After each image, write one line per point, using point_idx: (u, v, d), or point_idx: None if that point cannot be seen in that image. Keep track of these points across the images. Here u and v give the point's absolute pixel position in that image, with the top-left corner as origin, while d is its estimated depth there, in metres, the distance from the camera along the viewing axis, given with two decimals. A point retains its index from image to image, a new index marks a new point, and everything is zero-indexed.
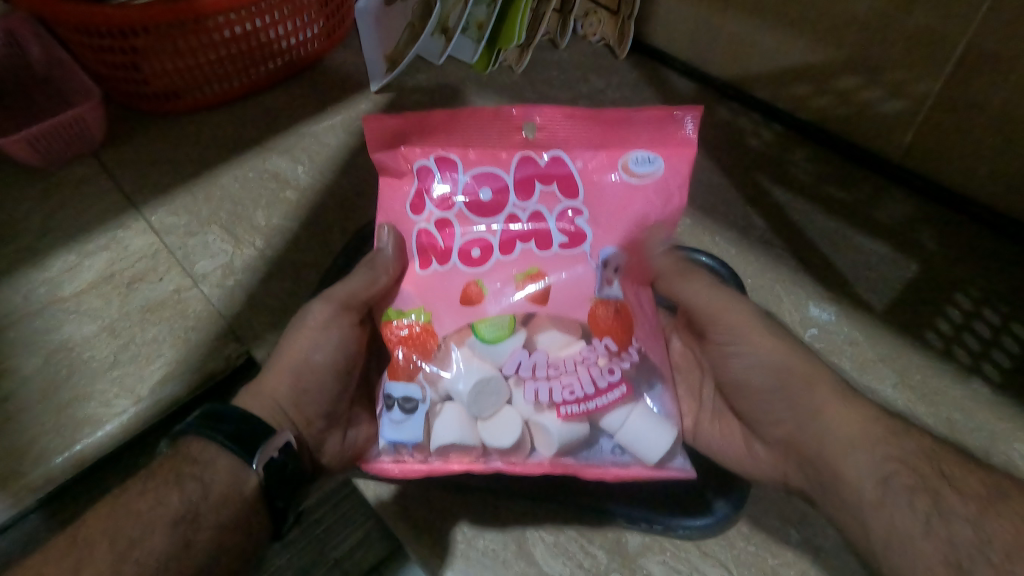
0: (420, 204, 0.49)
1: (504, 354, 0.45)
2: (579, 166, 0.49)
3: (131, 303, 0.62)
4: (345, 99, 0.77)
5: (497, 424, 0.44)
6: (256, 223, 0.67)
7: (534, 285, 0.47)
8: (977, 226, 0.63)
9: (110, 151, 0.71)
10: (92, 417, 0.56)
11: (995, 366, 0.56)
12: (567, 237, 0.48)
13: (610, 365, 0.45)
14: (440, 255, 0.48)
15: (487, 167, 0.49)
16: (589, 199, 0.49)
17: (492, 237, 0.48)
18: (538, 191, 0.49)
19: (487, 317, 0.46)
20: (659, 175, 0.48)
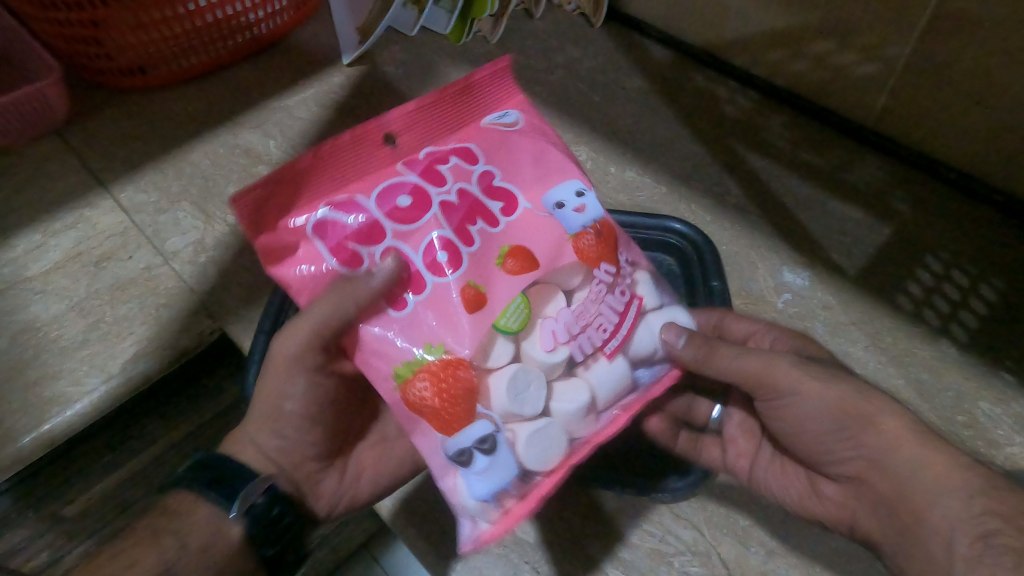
0: (337, 248, 0.42)
1: (532, 334, 0.42)
2: (493, 148, 0.46)
3: (99, 282, 0.61)
4: (317, 72, 0.76)
5: (530, 449, 0.40)
6: (227, 199, 0.66)
7: (512, 259, 0.42)
8: (952, 191, 0.63)
9: (74, 128, 0.70)
10: (61, 396, 0.56)
11: (963, 328, 0.56)
12: (501, 202, 0.44)
13: (619, 286, 0.44)
14: (484, 215, 0.44)
15: (435, 163, 0.45)
16: (492, 157, 0.46)
17: (438, 239, 0.42)
18: (445, 172, 0.44)
19: (500, 312, 0.41)
20: (447, 126, 0.47)
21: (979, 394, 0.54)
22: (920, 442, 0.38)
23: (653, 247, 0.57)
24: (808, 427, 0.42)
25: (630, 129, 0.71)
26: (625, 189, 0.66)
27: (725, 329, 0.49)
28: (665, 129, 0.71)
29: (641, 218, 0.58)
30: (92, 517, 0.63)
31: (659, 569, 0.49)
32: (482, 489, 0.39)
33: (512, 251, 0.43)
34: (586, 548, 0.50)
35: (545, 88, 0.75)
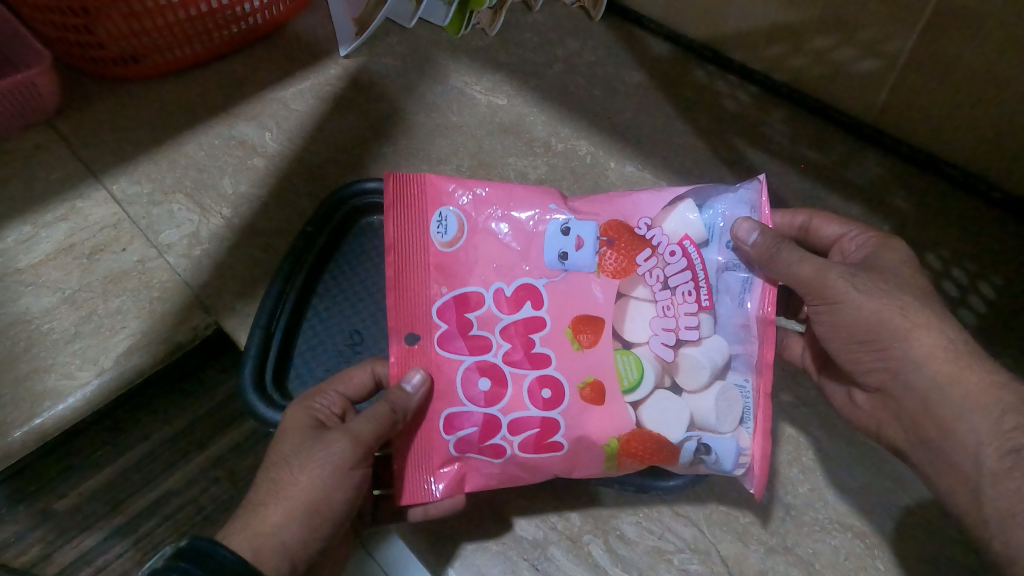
0: (460, 425, 0.46)
1: (643, 352, 0.44)
2: (479, 256, 0.47)
3: (92, 274, 0.60)
4: (313, 64, 0.75)
5: (661, 422, 0.44)
6: (222, 191, 0.65)
7: (587, 385, 0.44)
8: (951, 187, 0.62)
9: (65, 118, 0.69)
10: (53, 390, 0.55)
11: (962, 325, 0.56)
12: (531, 315, 0.46)
13: (668, 253, 0.44)
14: (534, 327, 0.46)
15: (467, 289, 0.47)
16: (502, 272, 0.46)
17: (526, 379, 0.45)
18: (477, 316, 0.46)
19: (618, 373, 0.44)
20: (452, 278, 0.47)
21: None
22: (950, 355, 0.40)
23: None
24: (848, 329, 0.42)
25: (629, 124, 0.71)
26: (626, 184, 0.67)
27: (813, 230, 0.50)
28: (665, 124, 0.70)
29: None
30: None
31: (659, 567, 0.49)
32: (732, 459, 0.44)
33: (589, 380, 0.44)
34: (585, 545, 0.50)
35: (544, 81, 0.74)
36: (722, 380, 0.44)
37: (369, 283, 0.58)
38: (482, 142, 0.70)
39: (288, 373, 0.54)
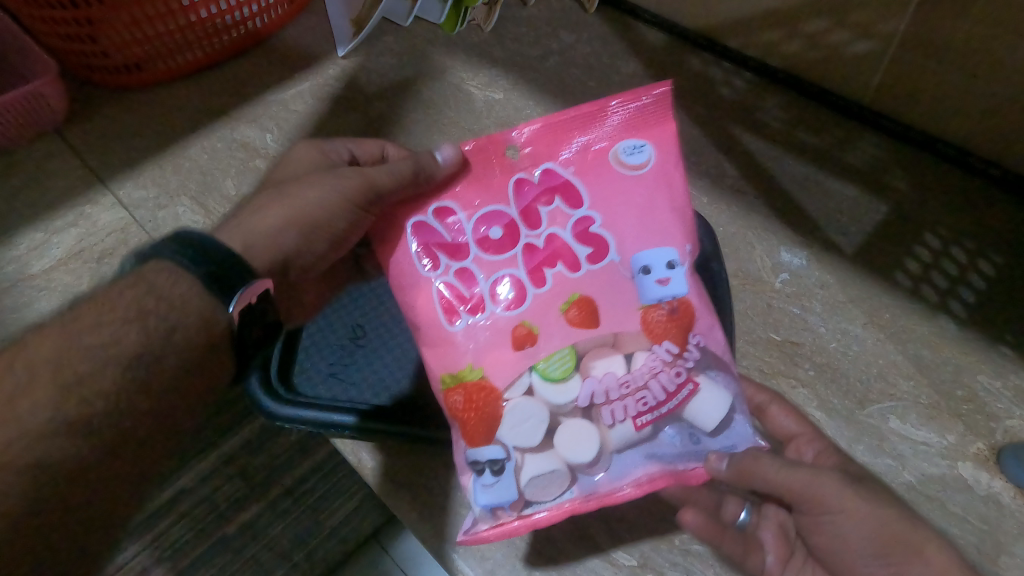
0: (433, 260, 0.46)
1: (575, 389, 0.43)
2: (607, 188, 0.46)
3: (101, 278, 0.62)
4: (312, 65, 0.76)
5: (519, 437, 0.43)
6: (226, 192, 0.66)
7: (576, 309, 0.44)
8: (950, 166, 0.62)
9: (73, 127, 0.70)
10: None
11: (961, 302, 0.55)
12: (590, 250, 0.45)
13: (675, 368, 0.43)
14: (563, 261, 0.45)
15: (551, 205, 0.46)
16: (598, 208, 0.46)
17: (521, 273, 0.45)
18: (546, 213, 0.46)
19: (550, 356, 0.44)
20: (575, 191, 0.46)
21: (977, 367, 0.52)
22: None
23: None
24: (853, 550, 0.40)
25: None
26: None
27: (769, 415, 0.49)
28: None
29: None
30: None
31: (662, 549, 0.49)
32: (484, 499, 0.42)
33: (580, 301, 0.44)
34: (589, 529, 0.50)
35: (540, 75, 0.75)
36: (568, 475, 0.42)
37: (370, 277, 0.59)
38: (479, 136, 0.71)
39: (294, 367, 0.54)
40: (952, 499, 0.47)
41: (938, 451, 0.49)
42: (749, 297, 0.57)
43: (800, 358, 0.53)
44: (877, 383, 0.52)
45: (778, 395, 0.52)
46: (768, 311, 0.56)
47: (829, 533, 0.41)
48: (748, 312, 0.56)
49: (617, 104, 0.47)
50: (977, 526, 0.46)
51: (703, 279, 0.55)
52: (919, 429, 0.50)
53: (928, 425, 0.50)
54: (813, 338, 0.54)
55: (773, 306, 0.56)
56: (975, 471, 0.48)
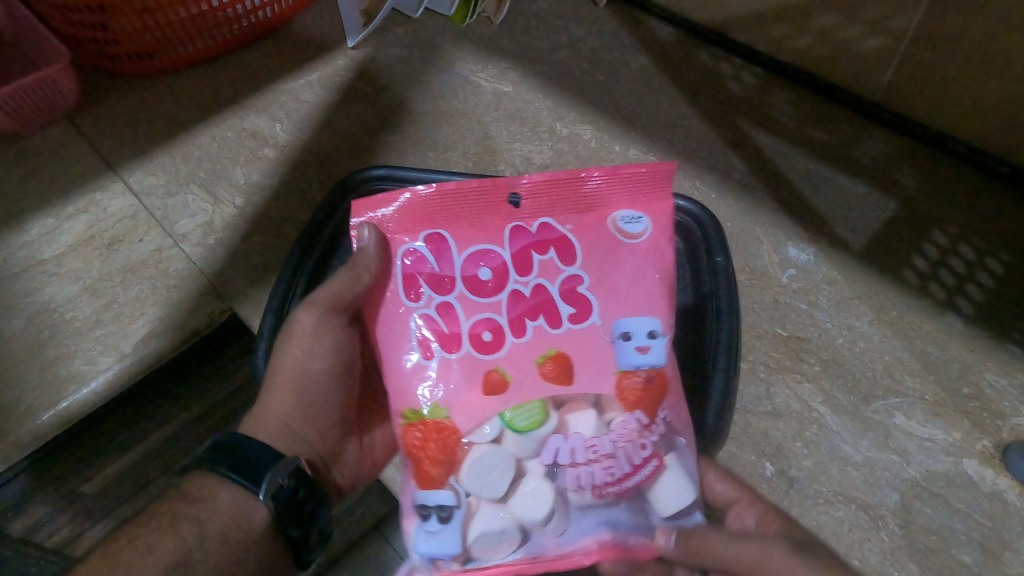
0: (415, 291, 0.47)
1: (539, 441, 0.44)
2: (593, 249, 0.48)
3: (111, 264, 0.62)
4: (322, 56, 0.76)
5: (478, 483, 0.43)
6: (235, 181, 0.67)
7: (552, 367, 0.45)
8: (959, 164, 0.62)
9: (85, 114, 0.71)
10: (76, 374, 0.58)
11: (969, 301, 0.55)
12: (574, 309, 0.47)
13: (640, 439, 0.43)
14: (547, 316, 0.47)
15: (538, 255, 0.48)
16: (586, 267, 0.47)
17: (502, 318, 0.47)
18: (537, 262, 0.48)
19: (518, 407, 0.44)
20: (570, 247, 0.48)
21: (983, 364, 0.52)
22: None
23: None
24: None
25: (633, 108, 0.71)
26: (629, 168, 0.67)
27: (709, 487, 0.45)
28: (670, 107, 0.71)
29: None
30: None
31: None
32: (425, 547, 0.42)
33: (556, 357, 0.45)
34: None
35: (549, 68, 0.75)
36: (518, 530, 0.42)
37: None
38: (487, 128, 0.71)
39: None
40: (956, 495, 0.47)
41: (943, 448, 0.49)
42: (756, 292, 0.57)
43: (806, 353, 0.53)
44: (882, 380, 0.52)
45: (782, 390, 0.51)
46: (774, 306, 0.56)
47: None
48: (755, 307, 0.56)
49: (625, 171, 0.48)
50: (981, 523, 0.46)
51: (709, 273, 0.54)
52: (924, 426, 0.49)
53: (933, 422, 0.50)
54: (819, 334, 0.54)
55: (780, 301, 0.56)
56: (980, 468, 0.48)
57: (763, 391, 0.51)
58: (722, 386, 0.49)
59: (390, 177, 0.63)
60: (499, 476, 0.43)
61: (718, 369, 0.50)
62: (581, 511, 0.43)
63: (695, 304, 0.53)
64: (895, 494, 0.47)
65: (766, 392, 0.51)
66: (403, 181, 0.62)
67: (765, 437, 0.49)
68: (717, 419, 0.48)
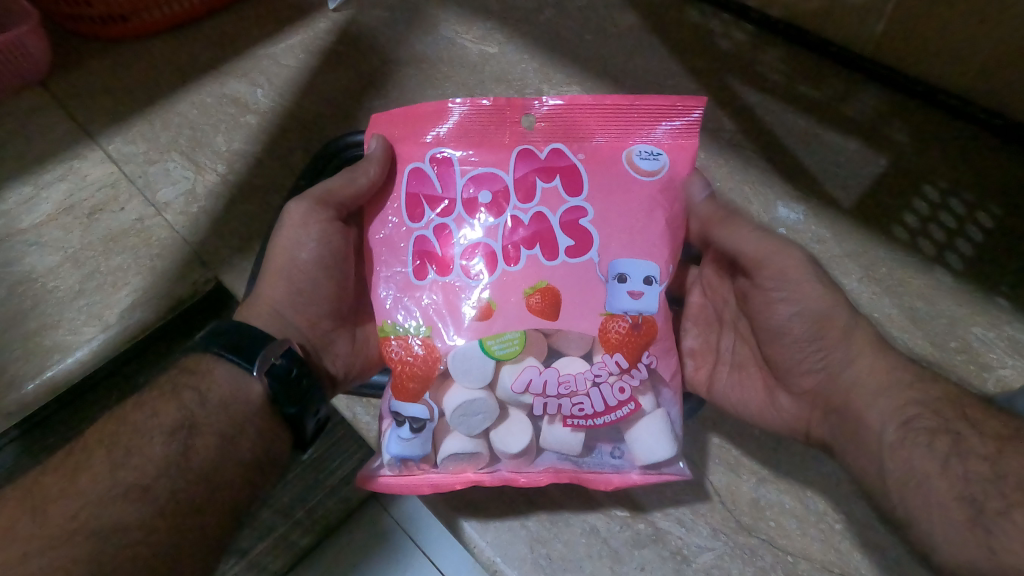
0: (416, 211, 0.48)
1: (518, 370, 0.44)
2: (601, 185, 0.47)
3: (92, 234, 0.61)
4: (303, 17, 0.74)
5: (453, 407, 0.44)
6: (217, 148, 0.66)
7: (541, 299, 0.45)
8: (952, 119, 0.61)
9: (58, 80, 0.69)
10: (61, 344, 0.57)
11: (958, 256, 0.55)
12: (573, 242, 0.46)
13: (620, 382, 0.44)
14: (545, 248, 0.46)
15: (543, 183, 0.47)
16: (592, 200, 0.47)
17: (497, 245, 0.46)
18: (541, 190, 0.47)
19: (499, 334, 0.44)
20: (576, 175, 0.47)
21: (970, 319, 0.52)
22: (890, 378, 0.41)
23: None
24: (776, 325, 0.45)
25: (622, 68, 0.70)
26: None
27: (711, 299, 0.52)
28: (659, 66, 0.69)
29: None
30: None
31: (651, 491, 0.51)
32: (394, 451, 0.45)
33: (545, 291, 0.45)
34: None
35: (535, 27, 0.73)
36: (484, 453, 0.45)
37: None
38: (473, 91, 0.69)
39: None
40: None
41: None
42: None
43: None
44: None
45: None
46: None
47: (775, 309, 0.44)
48: None
49: (646, 105, 0.47)
50: None
51: None
52: None
53: None
54: None
55: None
56: None
57: None
58: None
59: None
60: (476, 407, 0.44)
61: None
62: (550, 443, 0.45)
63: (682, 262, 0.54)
64: None
65: None
66: None
67: None
68: None
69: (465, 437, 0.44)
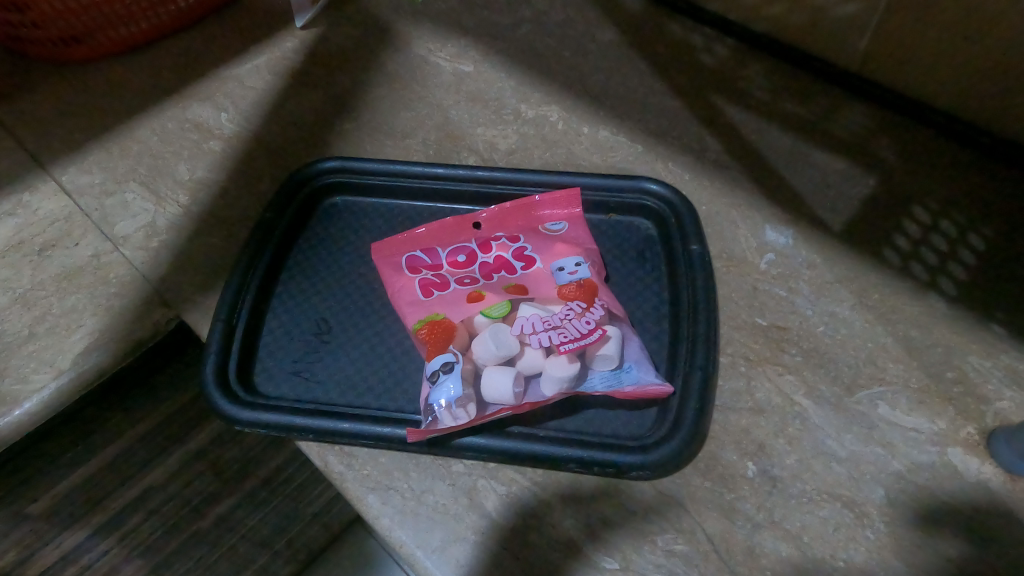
0: (402, 266, 0.54)
1: (520, 355, 0.47)
2: (535, 247, 0.54)
3: (44, 272, 0.57)
4: (270, 37, 0.71)
5: (486, 383, 0.45)
6: (179, 177, 0.62)
7: (512, 310, 0.49)
8: (939, 135, 0.60)
9: (10, 108, 0.65)
10: (8, 394, 0.51)
11: (952, 280, 0.53)
12: (524, 279, 0.52)
13: (596, 335, 0.47)
14: (506, 284, 0.52)
15: (487, 246, 0.55)
16: (532, 254, 0.54)
17: (468, 281, 0.53)
18: (491, 250, 0.55)
19: (478, 317, 0.49)
20: (517, 238, 0.55)
21: (968, 348, 0.50)
22: None
23: (630, 209, 0.57)
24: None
25: (601, 86, 0.67)
26: (599, 149, 0.63)
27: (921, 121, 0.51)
28: (640, 82, 0.67)
29: (618, 179, 0.58)
30: (60, 516, 0.59)
31: (644, 550, 0.44)
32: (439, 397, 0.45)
33: (512, 303, 0.50)
34: (566, 530, 0.45)
35: (511, 44, 0.71)
36: (515, 384, 0.45)
37: (334, 266, 0.56)
38: (448, 111, 0.66)
39: (254, 368, 0.50)
40: (943, 487, 0.45)
41: (926, 437, 0.47)
42: (734, 280, 0.54)
43: (786, 344, 0.51)
44: (865, 369, 0.50)
45: (763, 384, 0.49)
46: (753, 294, 0.53)
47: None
48: (733, 295, 0.53)
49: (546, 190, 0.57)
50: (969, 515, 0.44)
51: (684, 261, 0.53)
52: (909, 416, 0.48)
53: (917, 411, 0.48)
54: (799, 322, 0.52)
55: (759, 288, 0.54)
56: (966, 457, 0.46)
57: (743, 386, 0.49)
58: (701, 382, 0.47)
59: (344, 168, 0.60)
60: (498, 378, 0.45)
61: (695, 368, 0.48)
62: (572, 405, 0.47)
63: (666, 293, 0.53)
64: (880, 489, 0.45)
65: (747, 387, 0.49)
66: (361, 176, 0.60)
67: (746, 435, 0.47)
68: (697, 411, 0.46)
69: (503, 380, 0.45)
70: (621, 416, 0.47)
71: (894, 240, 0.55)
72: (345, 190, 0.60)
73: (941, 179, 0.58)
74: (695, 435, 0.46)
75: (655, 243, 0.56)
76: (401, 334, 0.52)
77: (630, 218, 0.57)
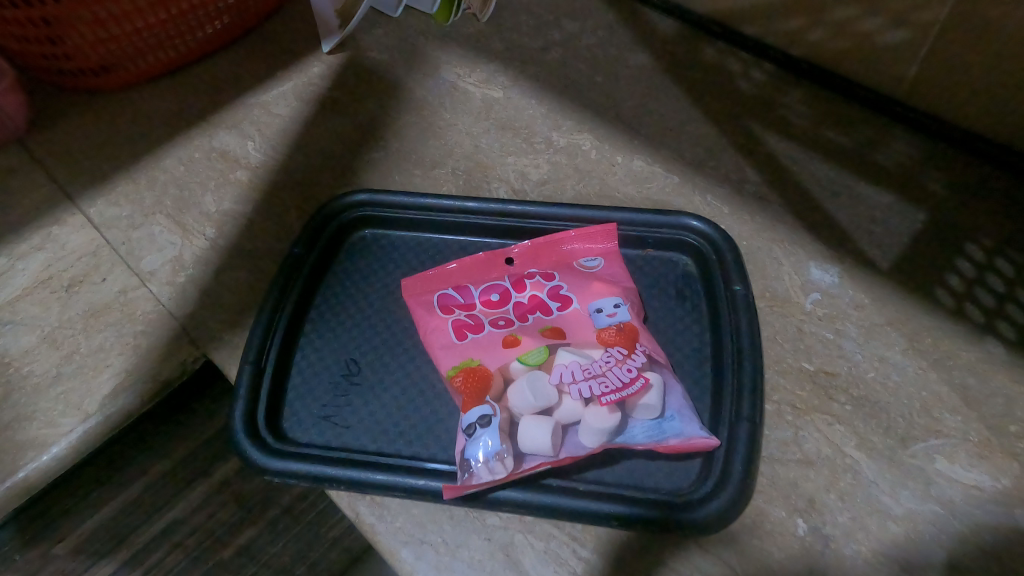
0: (435, 305, 0.52)
1: (558, 405, 0.45)
2: (571, 286, 0.52)
3: (72, 309, 0.56)
4: (296, 63, 0.70)
5: (523, 433, 0.44)
6: (206, 210, 0.61)
7: (551, 355, 0.48)
8: (992, 167, 0.57)
9: (38, 138, 0.65)
10: (35, 439, 0.50)
11: (1010, 323, 0.51)
12: (562, 322, 0.50)
13: (635, 385, 0.45)
14: (543, 326, 0.50)
15: (523, 284, 0.53)
16: (568, 293, 0.52)
17: (503, 322, 0.51)
18: (526, 289, 0.53)
19: (513, 366, 0.47)
20: (552, 276, 0.53)
21: None
22: None
23: (669, 245, 0.55)
24: None
25: (635, 113, 0.66)
26: (634, 179, 0.61)
27: None
28: (675, 108, 0.65)
29: (656, 214, 0.56)
30: (84, 556, 0.58)
31: None
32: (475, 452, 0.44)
33: (550, 348, 0.48)
34: None
35: (541, 69, 0.69)
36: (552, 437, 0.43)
37: (363, 303, 0.54)
38: (478, 140, 0.65)
39: (283, 413, 0.49)
40: (1008, 551, 0.42)
41: (987, 494, 0.44)
42: (778, 320, 0.52)
43: (836, 391, 0.49)
44: (920, 420, 0.47)
45: (812, 435, 0.47)
46: (799, 336, 0.51)
47: None
48: (777, 337, 0.51)
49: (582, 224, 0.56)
50: None
51: (727, 302, 0.51)
52: (969, 471, 0.45)
53: (978, 467, 0.45)
54: (849, 367, 0.50)
55: (804, 330, 0.52)
56: None
57: (791, 437, 0.47)
58: (748, 435, 0.45)
59: (374, 202, 0.59)
60: (535, 429, 0.44)
61: (742, 417, 0.46)
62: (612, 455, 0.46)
63: (708, 334, 0.51)
64: (941, 552, 0.43)
65: (795, 438, 0.47)
66: (390, 209, 0.58)
67: (796, 489, 0.45)
68: (745, 466, 0.44)
69: (541, 430, 0.44)
70: (663, 470, 0.45)
71: (947, 279, 0.53)
72: (375, 224, 0.59)
73: (994, 215, 0.55)
74: (743, 491, 0.44)
75: (695, 280, 0.54)
76: (433, 377, 0.50)
77: (668, 254, 0.55)
